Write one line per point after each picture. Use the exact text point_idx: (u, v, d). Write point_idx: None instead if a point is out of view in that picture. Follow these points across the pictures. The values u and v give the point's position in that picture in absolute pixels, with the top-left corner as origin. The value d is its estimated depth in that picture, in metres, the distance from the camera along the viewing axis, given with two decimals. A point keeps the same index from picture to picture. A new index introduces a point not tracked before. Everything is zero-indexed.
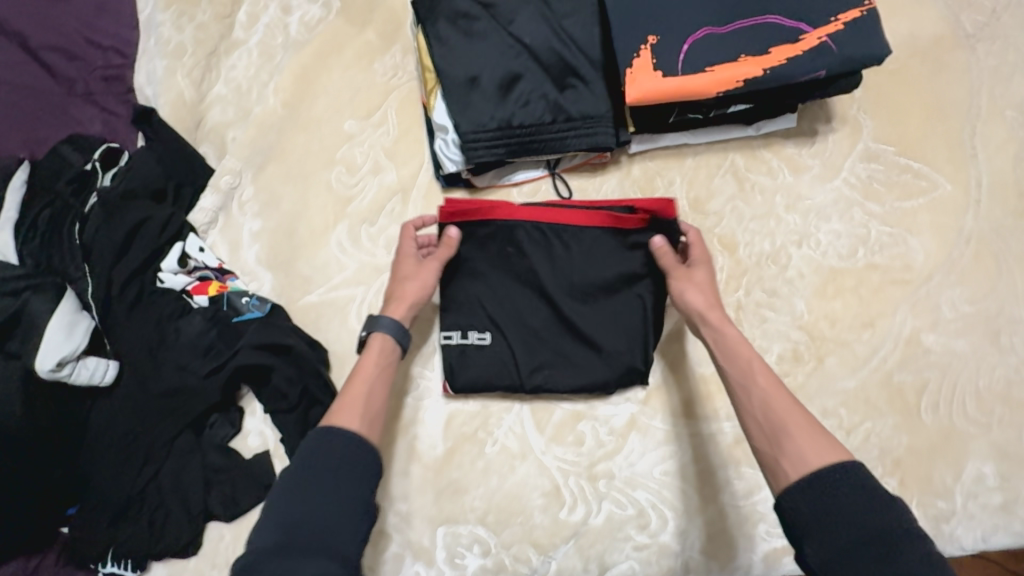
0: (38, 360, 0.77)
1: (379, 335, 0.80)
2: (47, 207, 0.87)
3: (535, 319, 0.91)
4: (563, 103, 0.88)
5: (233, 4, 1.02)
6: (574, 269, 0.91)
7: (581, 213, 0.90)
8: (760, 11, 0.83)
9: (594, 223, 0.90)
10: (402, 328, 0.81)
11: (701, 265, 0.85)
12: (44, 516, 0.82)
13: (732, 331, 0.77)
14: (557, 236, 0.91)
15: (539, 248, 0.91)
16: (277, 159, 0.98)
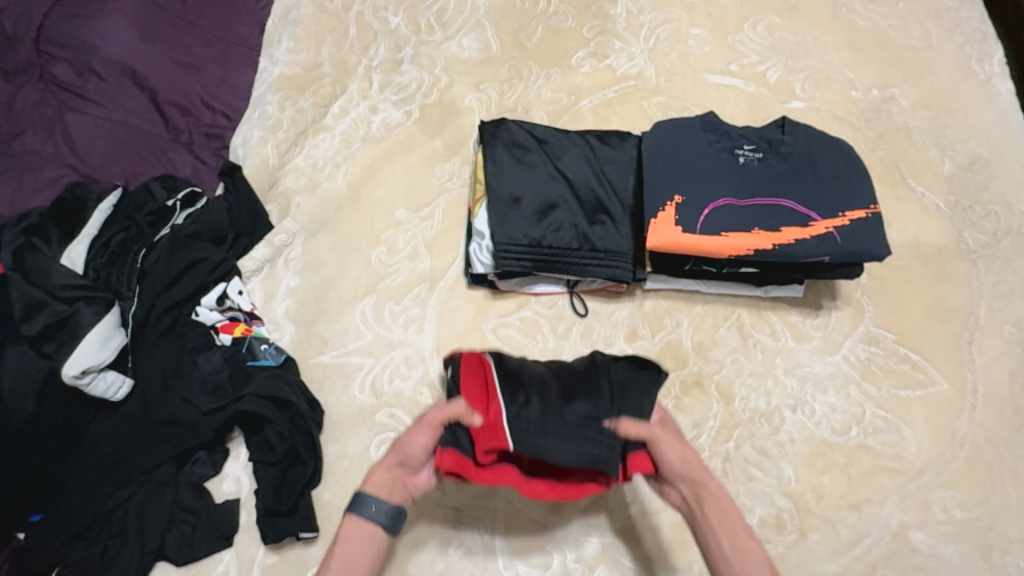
0: (66, 365, 0.83)
1: (352, 516, 0.72)
2: (121, 229, 0.96)
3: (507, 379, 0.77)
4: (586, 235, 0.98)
5: (331, 98, 1.21)
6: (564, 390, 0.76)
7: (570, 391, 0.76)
8: (776, 193, 0.93)
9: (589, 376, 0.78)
10: (383, 504, 0.72)
11: (672, 448, 0.75)
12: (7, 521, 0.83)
13: (726, 512, 0.73)
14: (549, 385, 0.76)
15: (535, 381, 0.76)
16: (329, 229, 1.09)
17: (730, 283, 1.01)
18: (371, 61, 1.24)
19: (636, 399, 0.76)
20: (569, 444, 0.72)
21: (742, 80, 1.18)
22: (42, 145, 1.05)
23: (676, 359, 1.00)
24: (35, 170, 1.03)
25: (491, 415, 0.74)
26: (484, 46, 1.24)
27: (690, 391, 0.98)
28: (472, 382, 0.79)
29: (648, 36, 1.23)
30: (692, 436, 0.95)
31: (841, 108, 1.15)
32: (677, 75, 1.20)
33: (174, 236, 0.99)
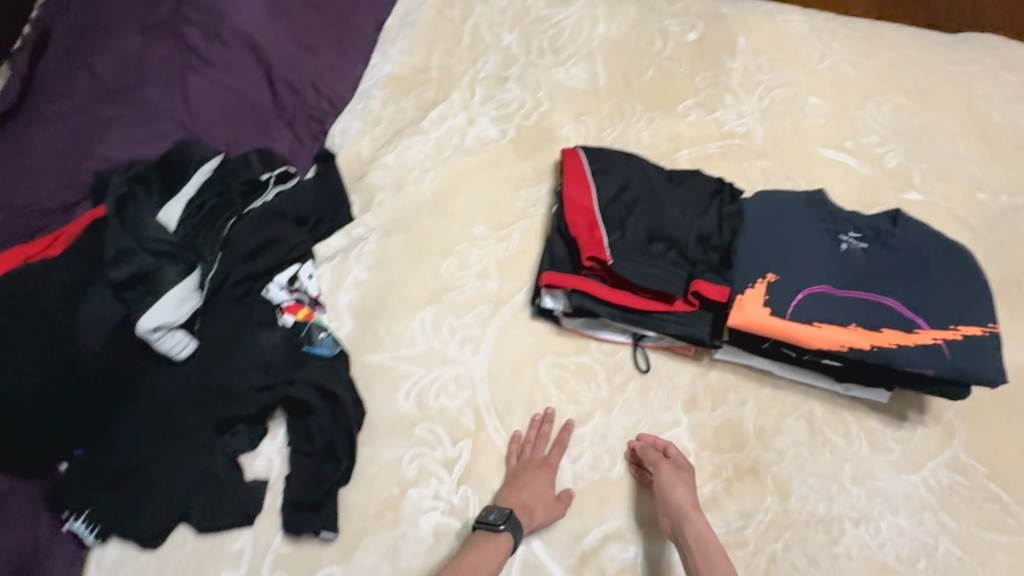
0: (142, 318, 0.85)
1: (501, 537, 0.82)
2: (215, 195, 1.00)
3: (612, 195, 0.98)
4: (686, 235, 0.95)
5: (432, 103, 1.22)
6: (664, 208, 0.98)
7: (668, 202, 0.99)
8: (881, 290, 0.87)
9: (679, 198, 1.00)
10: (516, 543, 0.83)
11: (682, 486, 0.86)
12: (51, 454, 0.87)
13: (712, 542, 0.80)
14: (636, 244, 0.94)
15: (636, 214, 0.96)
16: (405, 231, 1.10)
17: (809, 372, 0.94)
18: (477, 73, 1.26)
19: (728, 237, 0.95)
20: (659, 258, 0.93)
21: (856, 159, 1.12)
22: (160, 99, 1.12)
23: (735, 439, 0.94)
24: (149, 120, 1.10)
25: (587, 199, 0.97)
26: (591, 77, 1.23)
27: (743, 476, 0.91)
28: (575, 160, 1.02)
29: (762, 96, 1.19)
30: (739, 527, 0.88)
31: (962, 208, 1.06)
32: (787, 141, 1.14)
33: (262, 210, 1.02)
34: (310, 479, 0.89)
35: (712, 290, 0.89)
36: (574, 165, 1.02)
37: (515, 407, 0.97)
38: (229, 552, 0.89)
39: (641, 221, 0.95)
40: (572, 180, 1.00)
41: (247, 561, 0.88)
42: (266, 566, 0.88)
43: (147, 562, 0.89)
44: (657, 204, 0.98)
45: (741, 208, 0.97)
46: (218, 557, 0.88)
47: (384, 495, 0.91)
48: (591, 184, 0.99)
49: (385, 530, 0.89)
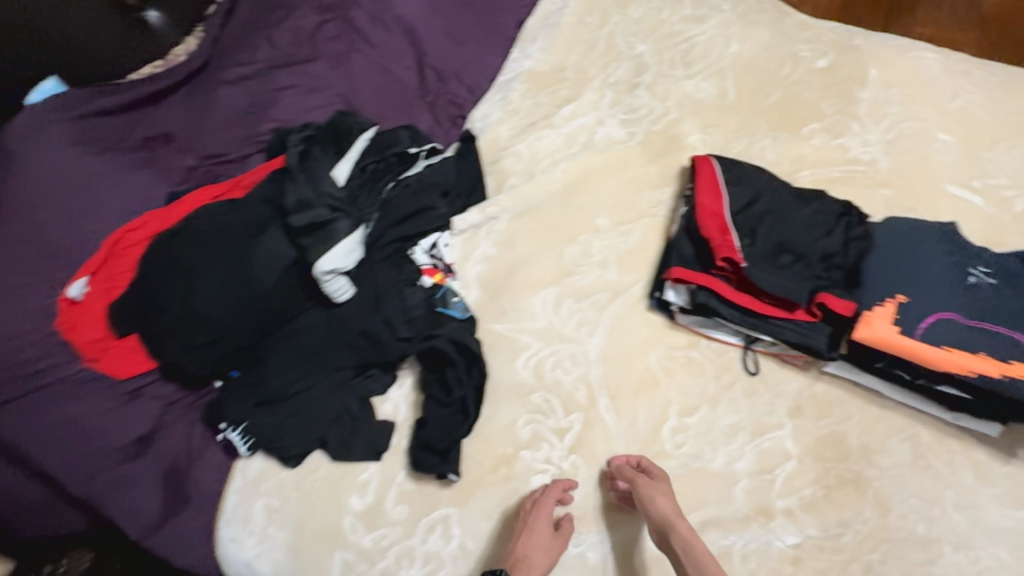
0: (320, 261, 0.95)
1: None
2: (376, 161, 1.11)
3: (743, 204, 1.04)
4: (813, 250, 0.99)
5: (566, 100, 1.30)
6: (794, 222, 1.02)
7: (799, 217, 1.03)
8: (1012, 325, 0.89)
9: (809, 214, 1.03)
10: None
11: (660, 492, 0.89)
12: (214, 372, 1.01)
13: (700, 547, 0.84)
14: (762, 252, 0.99)
15: (765, 225, 1.01)
16: (534, 215, 1.18)
17: (919, 396, 0.97)
18: (609, 78, 1.33)
19: (854, 258, 0.99)
20: (786, 268, 0.98)
21: (982, 200, 1.13)
22: (328, 72, 1.25)
23: (837, 450, 0.97)
24: (318, 90, 1.23)
25: (719, 205, 1.03)
26: (720, 93, 1.28)
27: (843, 487, 0.95)
28: (707, 167, 1.08)
29: (889, 128, 1.22)
30: (835, 533, 0.92)
31: None
32: (912, 175, 1.17)
33: (413, 180, 1.12)
34: (439, 426, 0.98)
35: (838, 304, 0.93)
36: (707, 171, 1.08)
37: (626, 389, 1.03)
38: (357, 480, 0.98)
39: (770, 230, 1.01)
40: (705, 184, 1.06)
41: (373, 491, 0.97)
42: (389, 498, 0.97)
43: (287, 478, 0.99)
44: (786, 217, 1.03)
45: (868, 232, 1.01)
46: (348, 484, 0.98)
47: (499, 452, 0.99)
48: (723, 192, 1.05)
49: (498, 483, 0.97)
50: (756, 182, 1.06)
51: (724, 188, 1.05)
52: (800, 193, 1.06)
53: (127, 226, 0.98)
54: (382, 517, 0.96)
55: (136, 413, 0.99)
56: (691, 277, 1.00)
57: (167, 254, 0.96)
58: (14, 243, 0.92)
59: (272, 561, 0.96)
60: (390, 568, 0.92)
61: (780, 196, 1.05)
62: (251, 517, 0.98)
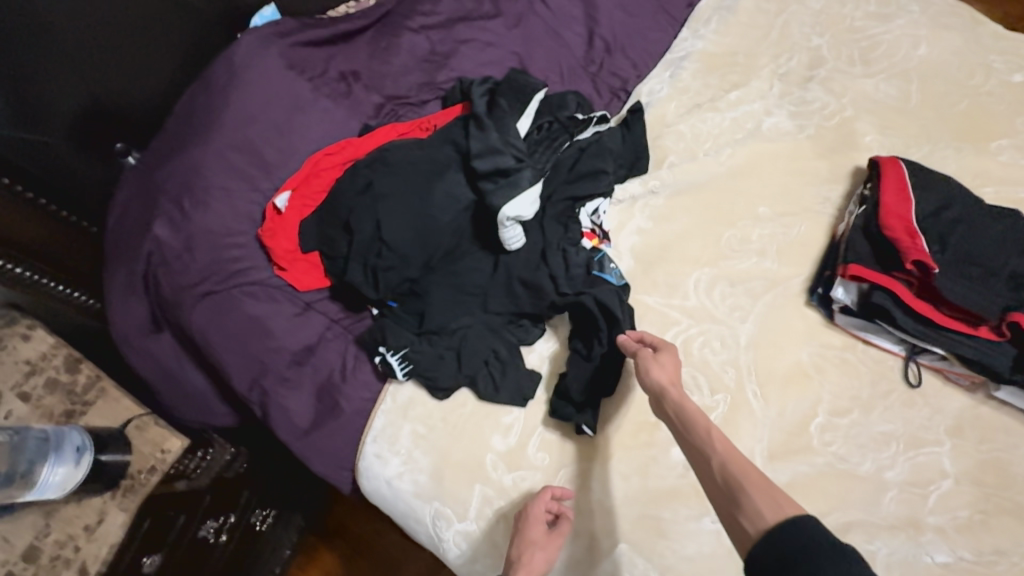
0: (506, 206, 0.99)
1: None
2: (549, 121, 1.16)
3: (931, 211, 1.00)
4: (1003, 267, 0.95)
5: (735, 85, 1.28)
6: (984, 235, 0.98)
7: (988, 230, 0.98)
8: None
9: (1002, 229, 0.98)
10: None
11: (656, 363, 0.85)
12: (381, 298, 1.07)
13: (693, 404, 0.76)
14: (949, 261, 0.96)
15: (955, 235, 0.97)
16: (694, 195, 1.17)
17: None
18: (780, 68, 1.30)
19: None
20: (974, 281, 0.94)
21: None
22: (505, 31, 1.29)
23: (1000, 478, 0.93)
24: (493, 47, 1.27)
25: (905, 208, 0.99)
26: (901, 96, 1.23)
27: (1003, 516, 0.91)
28: (894, 167, 1.05)
29: None
30: (992, 561, 0.88)
31: None
32: None
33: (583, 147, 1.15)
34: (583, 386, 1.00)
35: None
36: (893, 172, 1.04)
37: (775, 379, 1.02)
38: (502, 422, 1.02)
39: (961, 241, 0.97)
40: (890, 185, 1.03)
41: (517, 434, 1.01)
42: (531, 444, 1.00)
43: (435, 408, 1.04)
44: (975, 229, 0.98)
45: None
46: (492, 424, 1.02)
47: (642, 419, 1.01)
48: (911, 194, 1.01)
49: (639, 448, 0.99)
50: (944, 190, 1.02)
51: (912, 191, 1.01)
52: (988, 207, 1.02)
53: (326, 151, 1.09)
54: (523, 460, 0.99)
55: (307, 323, 1.08)
56: (868, 277, 0.97)
57: (359, 184, 1.05)
58: (232, 155, 1.07)
59: (413, 482, 1.01)
60: None
61: (971, 206, 1.00)
62: (398, 438, 1.04)
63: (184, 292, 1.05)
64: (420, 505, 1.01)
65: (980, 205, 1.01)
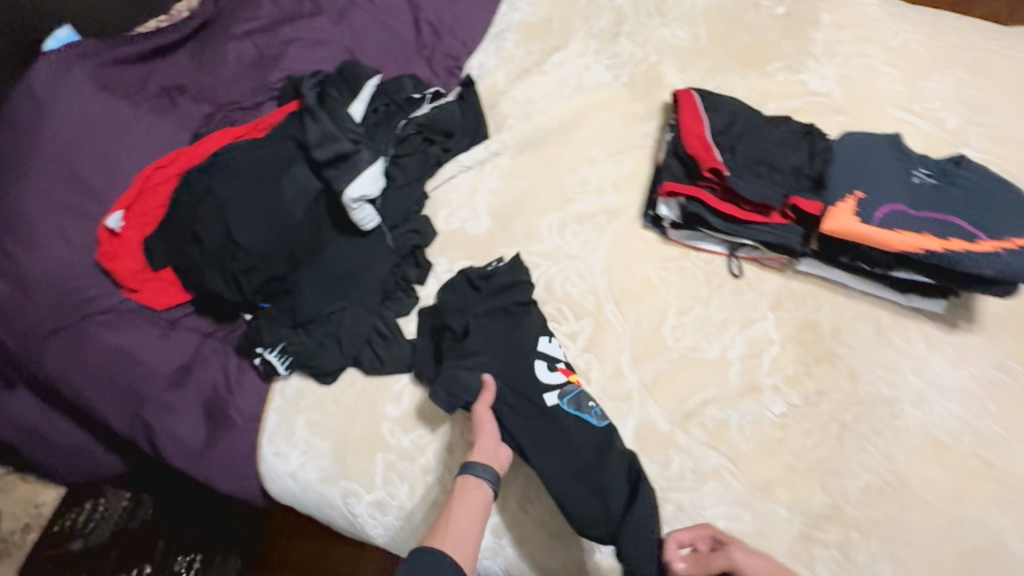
0: (348, 188, 1.03)
1: (471, 479, 0.90)
2: (384, 105, 1.22)
3: (721, 128, 1.17)
4: (784, 164, 1.13)
5: (555, 49, 1.40)
6: (766, 140, 1.16)
7: (768, 135, 1.17)
8: (949, 212, 1.05)
9: (777, 132, 1.17)
10: (484, 469, 0.90)
11: (762, 565, 0.81)
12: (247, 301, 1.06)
13: None
14: (741, 165, 1.13)
15: (742, 144, 1.15)
16: (534, 152, 1.28)
17: (876, 284, 1.14)
18: (592, 30, 1.44)
19: (819, 166, 1.12)
20: (763, 179, 1.11)
21: (922, 121, 1.29)
22: (331, 26, 1.31)
23: (814, 334, 1.12)
24: (322, 43, 1.30)
25: (700, 128, 1.15)
26: (693, 38, 1.41)
27: (820, 364, 1.09)
28: (688, 96, 1.21)
29: (841, 64, 1.37)
30: (816, 401, 1.06)
31: (1011, 165, 1.24)
32: (863, 102, 1.32)
33: (503, 291, 1.08)
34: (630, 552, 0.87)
35: (806, 204, 1.08)
36: (688, 101, 1.20)
37: (629, 295, 1.14)
38: (392, 392, 1.06)
39: (747, 147, 1.14)
40: (685, 112, 1.19)
41: (408, 398, 1.06)
42: (423, 403, 1.05)
43: (324, 395, 1.06)
44: (757, 136, 1.16)
45: (831, 145, 1.15)
46: (383, 395, 1.06)
47: None
48: (702, 117, 1.17)
49: None
50: (729, 109, 1.20)
51: (704, 114, 1.18)
52: (766, 118, 1.20)
53: (157, 164, 1.08)
54: (418, 420, 1.04)
55: (176, 343, 1.06)
56: (682, 190, 1.12)
57: (200, 190, 1.05)
58: (58, 183, 1.01)
59: (317, 469, 1.03)
60: (430, 462, 1.01)
61: (751, 118, 1.19)
62: (293, 431, 1.05)
63: (28, 336, 1.00)
64: (327, 488, 1.03)
65: (758, 116, 1.20)
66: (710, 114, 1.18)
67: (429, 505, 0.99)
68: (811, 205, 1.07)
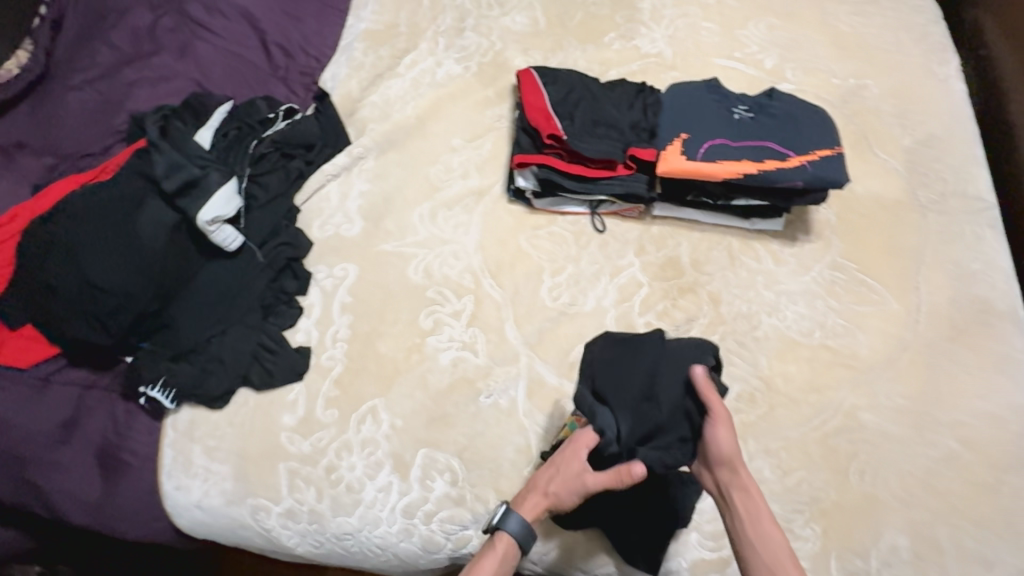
0: (200, 212, 1.07)
1: (504, 537, 0.89)
2: (236, 128, 1.23)
3: (561, 97, 1.25)
4: (621, 121, 1.23)
5: (405, 52, 1.45)
6: (603, 101, 1.25)
7: (604, 97, 1.26)
8: (764, 137, 1.17)
9: (612, 93, 1.27)
10: (525, 535, 0.89)
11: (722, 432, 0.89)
12: (123, 344, 1.06)
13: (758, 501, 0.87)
14: (582, 128, 1.21)
15: (581, 109, 1.23)
16: (397, 150, 1.33)
17: (723, 215, 1.24)
18: (439, 28, 1.49)
19: (651, 119, 1.23)
20: (603, 138, 1.21)
21: (743, 64, 1.43)
22: (174, 63, 1.31)
23: (676, 270, 1.21)
24: (167, 80, 1.29)
25: (541, 101, 1.23)
26: (532, 22, 1.50)
27: (684, 295, 1.18)
28: (527, 74, 1.28)
29: (668, 26, 1.49)
30: (685, 329, 1.15)
31: (823, 91, 1.38)
32: (691, 56, 1.44)
33: (668, 397, 0.91)
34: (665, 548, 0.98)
35: (640, 153, 1.19)
36: (528, 77, 1.27)
37: (504, 267, 1.21)
38: (286, 402, 1.08)
39: (585, 112, 1.23)
40: (526, 87, 1.26)
41: (303, 405, 1.08)
42: (318, 406, 1.08)
43: (218, 419, 1.07)
44: (593, 99, 1.25)
45: (659, 98, 1.26)
46: (278, 407, 1.07)
47: (409, 344, 1.13)
48: (542, 90, 1.25)
49: (414, 367, 1.11)
50: (568, 79, 1.27)
51: (544, 86, 1.25)
52: (601, 82, 1.30)
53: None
54: (315, 424, 1.06)
55: (56, 399, 1.04)
56: (531, 161, 1.20)
57: (48, 242, 1.03)
58: None
59: (222, 492, 1.04)
60: (333, 462, 1.04)
61: (587, 84, 1.27)
62: (191, 461, 1.05)
63: None
64: (235, 509, 1.03)
65: (594, 81, 1.28)
66: (550, 86, 1.26)
67: (338, 502, 1.02)
68: (644, 154, 1.18)
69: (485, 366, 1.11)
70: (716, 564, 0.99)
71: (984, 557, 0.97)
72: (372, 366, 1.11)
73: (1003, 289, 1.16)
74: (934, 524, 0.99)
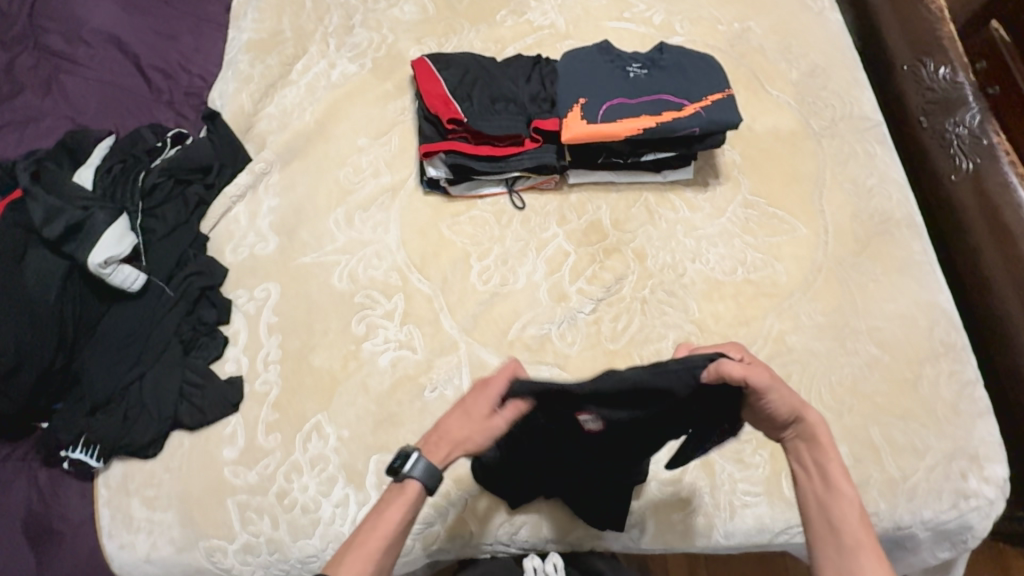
0: (90, 255, 1.00)
1: (412, 482, 0.81)
2: (120, 161, 1.15)
3: (458, 80, 1.23)
4: (521, 96, 1.22)
5: (295, 57, 1.39)
6: (501, 79, 1.24)
7: (501, 74, 1.25)
8: (658, 90, 1.20)
9: (509, 70, 1.26)
10: (433, 476, 0.81)
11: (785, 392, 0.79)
12: (32, 410, 0.99)
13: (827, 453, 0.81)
14: (484, 108, 1.20)
15: (479, 89, 1.23)
16: (301, 159, 1.28)
17: (635, 172, 1.27)
18: (327, 28, 1.44)
19: (549, 89, 1.23)
20: (505, 114, 1.20)
21: (634, 24, 1.45)
22: (39, 102, 1.22)
23: (599, 233, 1.22)
24: (35, 122, 1.20)
25: (438, 88, 1.22)
26: (422, 10, 1.47)
27: (610, 255, 1.20)
28: (420, 62, 1.26)
29: None
30: (617, 288, 1.17)
31: (712, 39, 1.42)
32: (582, 23, 1.45)
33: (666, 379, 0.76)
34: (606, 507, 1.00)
35: (543, 125, 1.19)
36: (422, 66, 1.25)
37: (429, 259, 1.19)
38: (224, 436, 1.04)
39: (485, 91, 1.22)
40: (421, 76, 1.24)
41: (243, 436, 1.04)
42: (259, 434, 1.04)
43: (153, 467, 1.02)
44: (491, 78, 1.24)
45: (555, 67, 1.26)
46: (216, 442, 1.03)
47: (344, 353, 1.10)
48: (438, 75, 1.23)
49: (353, 376, 1.09)
50: (462, 61, 1.26)
51: (439, 72, 1.24)
52: (497, 60, 1.29)
53: None
54: (258, 452, 1.03)
55: None
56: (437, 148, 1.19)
57: None
58: None
59: (170, 541, 0.99)
60: (283, 486, 1.01)
61: (483, 64, 1.26)
62: (131, 516, 1.00)
63: None
64: (188, 555, 0.99)
65: (490, 60, 1.27)
66: (445, 71, 1.24)
67: (294, 526, 0.99)
68: (547, 126, 1.19)
69: (426, 361, 1.10)
70: (678, 507, 1.02)
71: (914, 448, 1.04)
72: (309, 383, 1.08)
73: (898, 199, 1.24)
74: (867, 428, 1.05)
